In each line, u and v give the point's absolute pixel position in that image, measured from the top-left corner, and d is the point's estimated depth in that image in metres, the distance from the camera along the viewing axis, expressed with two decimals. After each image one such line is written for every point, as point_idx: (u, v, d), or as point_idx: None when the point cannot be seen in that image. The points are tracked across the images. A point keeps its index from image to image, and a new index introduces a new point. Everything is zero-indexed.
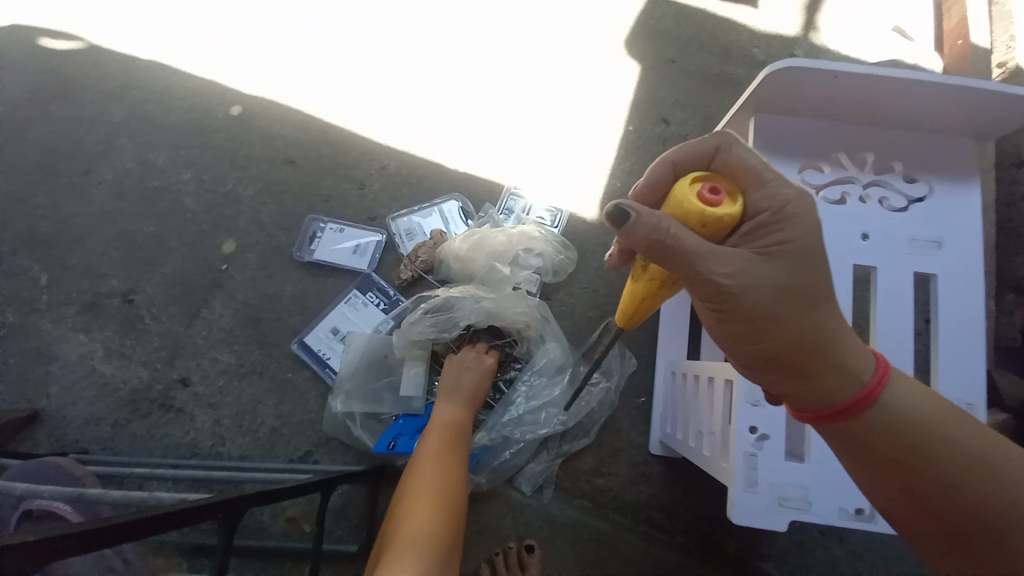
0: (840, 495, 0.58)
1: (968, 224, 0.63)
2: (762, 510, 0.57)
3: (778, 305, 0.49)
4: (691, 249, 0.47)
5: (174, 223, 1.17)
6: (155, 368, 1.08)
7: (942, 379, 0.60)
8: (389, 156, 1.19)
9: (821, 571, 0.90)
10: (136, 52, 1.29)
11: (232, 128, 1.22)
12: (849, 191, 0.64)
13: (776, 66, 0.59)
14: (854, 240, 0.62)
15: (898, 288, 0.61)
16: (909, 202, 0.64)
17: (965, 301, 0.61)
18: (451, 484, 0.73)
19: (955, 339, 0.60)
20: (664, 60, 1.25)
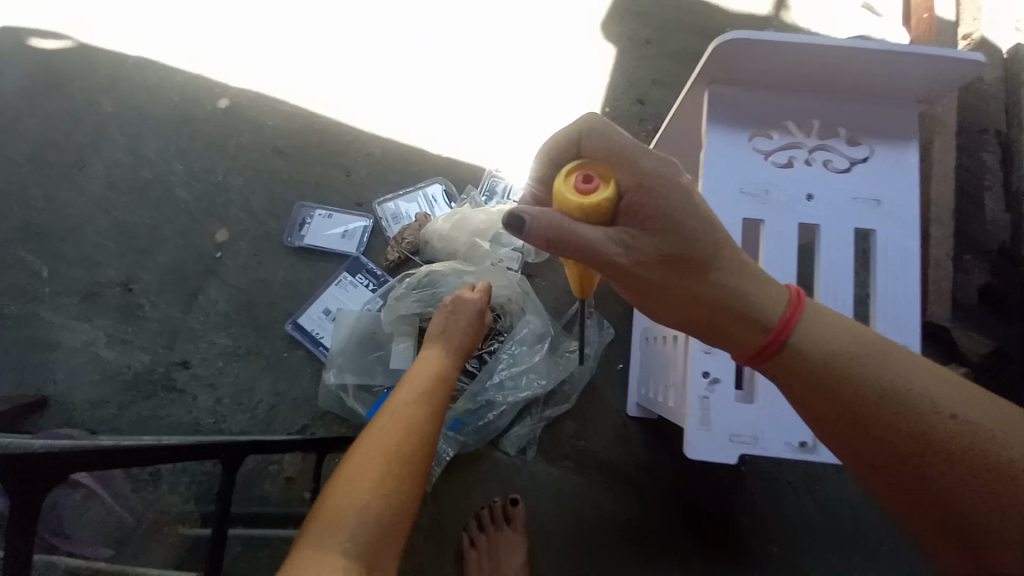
0: (786, 430, 0.64)
1: (907, 182, 0.68)
2: (715, 446, 0.63)
3: (674, 271, 0.54)
4: (590, 249, 0.51)
5: (168, 214, 1.22)
6: (157, 352, 1.13)
7: (881, 325, 0.65)
8: (375, 143, 1.23)
9: (792, 520, 0.96)
10: (124, 49, 1.32)
11: (221, 121, 1.26)
12: (796, 155, 0.69)
13: (726, 37, 0.62)
14: (799, 201, 0.67)
15: (839, 243, 0.67)
16: (852, 163, 0.68)
17: (902, 255, 0.66)
18: (420, 424, 0.68)
19: (893, 288, 0.65)
20: (641, 41, 1.28)
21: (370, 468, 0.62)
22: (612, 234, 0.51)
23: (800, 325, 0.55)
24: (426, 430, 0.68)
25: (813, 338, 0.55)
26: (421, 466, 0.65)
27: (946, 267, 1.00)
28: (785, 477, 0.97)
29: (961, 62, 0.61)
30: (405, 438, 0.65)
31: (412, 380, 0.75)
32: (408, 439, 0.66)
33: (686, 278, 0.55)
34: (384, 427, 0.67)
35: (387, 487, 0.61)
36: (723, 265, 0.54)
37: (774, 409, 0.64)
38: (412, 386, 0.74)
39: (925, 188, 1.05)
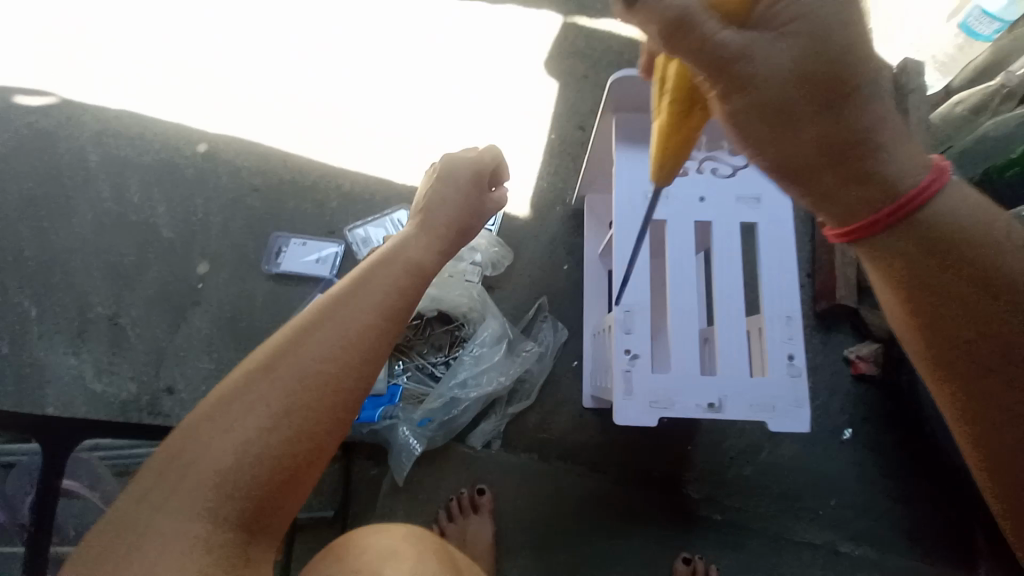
0: (697, 394, 0.76)
1: (781, 181, 0.82)
2: (638, 411, 0.75)
3: (799, 92, 0.43)
4: (721, 47, 0.42)
5: (151, 250, 1.31)
6: (144, 379, 1.22)
7: (768, 299, 0.78)
8: (344, 177, 1.35)
9: (734, 489, 1.07)
10: (107, 103, 1.44)
11: (200, 164, 1.38)
12: (689, 165, 0.83)
13: (615, 75, 0.79)
14: (694, 203, 0.82)
15: (729, 235, 0.81)
16: (736, 169, 0.83)
17: (782, 242, 0.80)
18: (296, 368, 0.51)
19: (775, 269, 0.79)
20: (580, 75, 1.42)
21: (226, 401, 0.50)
22: (744, 34, 0.42)
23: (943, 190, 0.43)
24: (311, 383, 0.50)
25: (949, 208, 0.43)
26: (295, 417, 0.50)
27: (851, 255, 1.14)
28: (727, 450, 1.08)
29: None
30: (284, 377, 0.50)
31: (308, 313, 0.54)
32: (287, 388, 0.50)
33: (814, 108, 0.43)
34: (257, 364, 0.52)
35: (247, 436, 0.48)
36: (867, 99, 0.42)
37: (686, 377, 0.76)
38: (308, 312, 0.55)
39: None
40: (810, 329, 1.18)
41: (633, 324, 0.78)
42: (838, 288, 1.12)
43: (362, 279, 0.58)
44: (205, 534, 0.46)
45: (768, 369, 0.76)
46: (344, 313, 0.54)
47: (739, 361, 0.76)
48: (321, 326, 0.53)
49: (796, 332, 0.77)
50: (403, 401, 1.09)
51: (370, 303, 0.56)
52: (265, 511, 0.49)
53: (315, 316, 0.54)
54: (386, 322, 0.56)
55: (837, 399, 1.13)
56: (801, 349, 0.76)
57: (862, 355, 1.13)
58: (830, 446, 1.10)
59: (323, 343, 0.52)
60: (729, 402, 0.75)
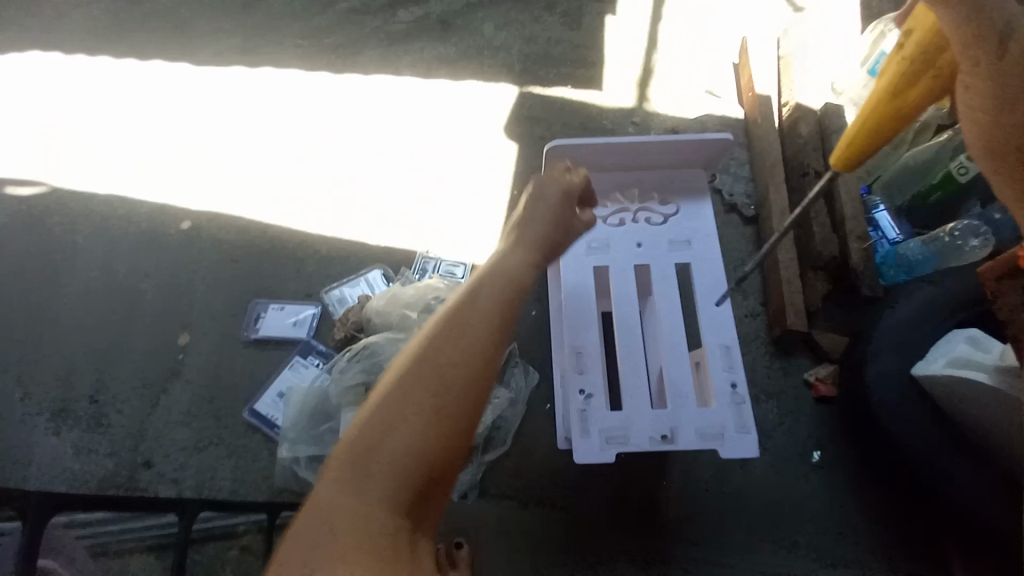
0: (649, 428, 0.81)
1: (707, 225, 0.94)
2: (595, 449, 0.80)
3: (1006, 88, 0.59)
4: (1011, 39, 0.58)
5: (133, 325, 1.35)
6: (123, 455, 1.23)
7: (707, 332, 0.86)
8: (321, 242, 1.43)
9: (712, 522, 1.08)
10: (96, 189, 1.53)
11: (183, 240, 1.45)
12: (625, 217, 0.95)
13: (552, 144, 0.91)
14: (632, 249, 0.93)
15: (666, 275, 0.91)
16: (666, 217, 0.95)
17: (713, 280, 0.89)
18: (446, 365, 0.62)
19: (709, 305, 0.88)
20: (537, 136, 1.55)
21: (385, 394, 0.61)
22: None
23: None
24: (450, 372, 0.62)
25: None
26: (447, 418, 0.60)
27: (797, 282, 1.21)
28: (700, 482, 1.11)
29: (717, 140, 0.89)
30: (427, 374, 0.62)
31: (434, 327, 0.66)
32: (433, 379, 0.61)
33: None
34: (401, 367, 0.63)
35: (409, 420, 0.59)
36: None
37: (637, 412, 0.82)
38: (430, 323, 0.67)
39: (769, 222, 1.31)
40: (768, 355, 1.23)
41: (585, 365, 0.85)
42: (788, 315, 1.19)
43: (471, 295, 0.69)
44: (388, 501, 0.57)
45: (714, 399, 0.82)
46: (469, 320, 0.65)
47: (686, 393, 0.83)
48: (454, 330, 0.65)
49: (735, 362, 0.84)
50: None
51: (482, 314, 0.67)
52: (431, 485, 0.60)
53: (440, 324, 0.66)
54: (502, 329, 0.67)
55: (802, 421, 1.17)
56: (741, 378, 0.83)
57: (821, 375, 1.18)
58: (801, 469, 1.13)
59: (456, 346, 0.63)
60: (680, 433, 0.81)
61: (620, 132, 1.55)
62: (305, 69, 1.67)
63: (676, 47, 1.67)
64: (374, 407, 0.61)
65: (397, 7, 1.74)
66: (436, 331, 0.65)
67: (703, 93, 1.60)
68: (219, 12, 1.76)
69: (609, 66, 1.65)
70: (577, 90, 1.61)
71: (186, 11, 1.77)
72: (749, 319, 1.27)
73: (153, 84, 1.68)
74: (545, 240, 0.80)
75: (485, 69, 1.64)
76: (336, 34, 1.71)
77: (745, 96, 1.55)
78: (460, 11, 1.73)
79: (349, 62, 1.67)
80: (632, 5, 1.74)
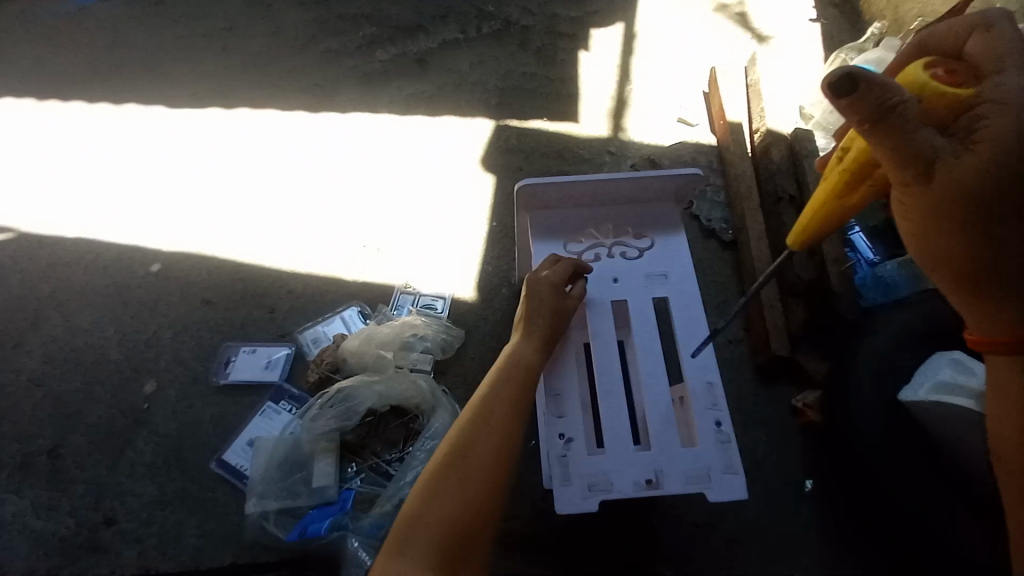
0: (633, 473, 0.80)
1: (681, 258, 0.96)
2: (578, 497, 0.78)
3: (932, 191, 0.58)
4: (927, 157, 0.56)
5: (98, 374, 1.29)
6: (83, 514, 1.15)
7: (690, 368, 0.86)
8: (296, 280, 1.40)
9: (706, 561, 1.05)
10: (65, 234, 1.50)
11: (153, 283, 1.41)
12: (600, 251, 0.97)
13: (522, 183, 0.94)
14: (609, 283, 0.94)
15: (644, 309, 0.92)
16: (641, 251, 0.97)
17: (691, 313, 0.91)
18: (476, 461, 0.69)
19: (687, 340, 0.88)
20: (514, 168, 1.55)
21: (420, 494, 0.67)
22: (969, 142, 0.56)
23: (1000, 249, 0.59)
24: (480, 468, 0.69)
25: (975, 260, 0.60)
26: (483, 487, 0.67)
27: (778, 306, 1.20)
28: (691, 520, 1.07)
29: (681, 176, 0.94)
30: (458, 473, 0.68)
31: (463, 427, 0.73)
32: (464, 475, 0.68)
33: (976, 163, 0.55)
34: (433, 468, 0.69)
35: (441, 518, 0.64)
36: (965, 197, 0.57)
37: (619, 457, 0.81)
38: (465, 414, 0.75)
39: (747, 247, 1.31)
40: (754, 383, 1.21)
41: (565, 408, 0.83)
42: (772, 340, 1.17)
43: (494, 391, 0.77)
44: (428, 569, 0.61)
45: (699, 439, 0.81)
46: (498, 406, 0.75)
47: (669, 434, 0.82)
48: (485, 419, 0.73)
49: (719, 399, 0.84)
50: (355, 507, 1.07)
51: (502, 410, 0.74)
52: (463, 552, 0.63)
53: (474, 413, 0.75)
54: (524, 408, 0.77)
55: (791, 451, 1.14)
56: (726, 415, 0.83)
57: (809, 402, 1.15)
58: (793, 502, 1.09)
59: (484, 444, 0.71)
60: (666, 477, 0.80)
61: (596, 162, 1.56)
62: (283, 108, 1.68)
63: (649, 79, 1.71)
64: (410, 508, 0.66)
65: (375, 46, 1.77)
66: (465, 430, 0.72)
67: (676, 122, 1.62)
68: (197, 54, 1.77)
69: (584, 98, 1.67)
70: (553, 122, 1.63)
71: (164, 54, 1.78)
72: (732, 346, 1.26)
73: (128, 126, 1.67)
74: (552, 327, 0.85)
75: (462, 104, 1.66)
76: (314, 73, 1.73)
77: (717, 123, 1.57)
78: (437, 50, 1.76)
79: (326, 100, 1.68)
80: (604, 40, 1.79)
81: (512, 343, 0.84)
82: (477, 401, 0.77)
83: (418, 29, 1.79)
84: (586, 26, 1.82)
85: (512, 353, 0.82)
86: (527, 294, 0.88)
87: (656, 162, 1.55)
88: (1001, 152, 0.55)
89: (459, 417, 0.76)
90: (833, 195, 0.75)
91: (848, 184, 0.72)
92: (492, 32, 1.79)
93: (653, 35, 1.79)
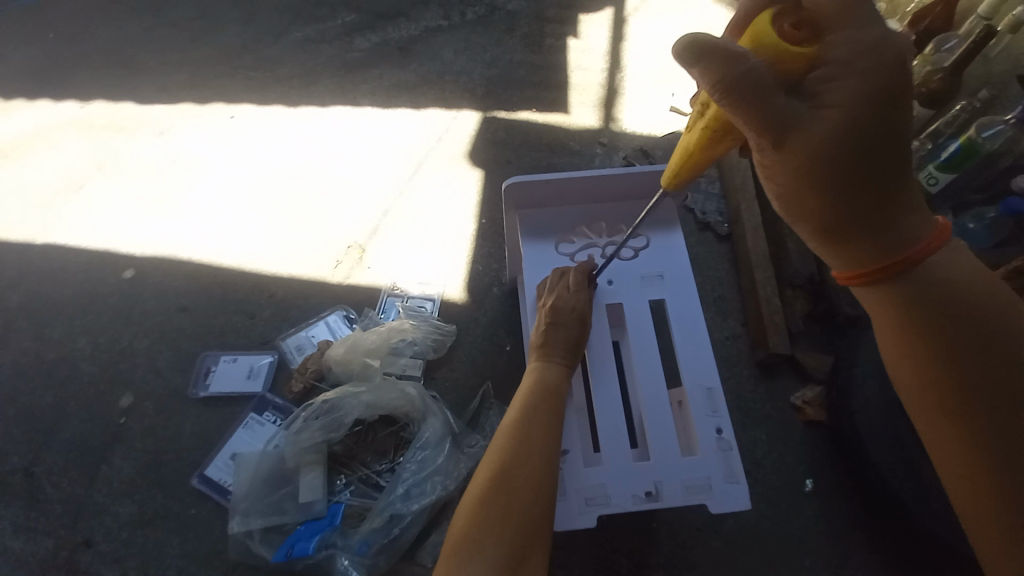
0: (631, 485, 0.78)
1: (677, 258, 0.93)
2: (575, 511, 0.76)
3: (802, 166, 0.52)
4: (789, 126, 0.51)
5: (72, 388, 1.23)
6: (61, 534, 1.10)
7: (688, 374, 0.84)
8: (277, 284, 1.34)
9: (703, 565, 1.03)
10: (33, 240, 1.42)
11: (126, 290, 1.34)
12: (593, 252, 0.95)
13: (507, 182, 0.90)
14: (603, 285, 0.92)
15: (640, 310, 0.90)
16: (636, 251, 0.94)
17: (688, 315, 0.88)
18: (523, 480, 0.67)
19: (686, 343, 0.86)
20: (503, 161, 1.49)
21: (466, 519, 0.65)
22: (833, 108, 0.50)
23: (891, 237, 0.52)
24: (531, 471, 0.68)
25: (870, 250, 0.53)
26: (539, 487, 0.67)
27: (776, 302, 1.17)
28: (692, 523, 1.05)
29: None
30: (504, 495, 0.66)
31: (503, 445, 0.71)
32: (509, 493, 0.66)
33: (831, 122, 0.50)
34: (480, 489, 0.67)
35: (494, 536, 0.63)
36: (837, 174, 0.51)
37: (618, 467, 0.79)
38: (504, 429, 0.74)
39: (743, 240, 1.26)
40: (752, 380, 1.18)
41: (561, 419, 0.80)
42: (769, 338, 1.14)
43: (527, 411, 0.75)
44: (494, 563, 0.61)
45: (700, 448, 0.80)
46: (539, 415, 0.74)
47: (669, 442, 0.81)
48: (526, 430, 0.72)
49: (719, 405, 0.82)
50: (344, 522, 1.04)
51: (542, 422, 0.74)
52: (526, 549, 0.63)
53: (514, 428, 0.73)
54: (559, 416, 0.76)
55: (792, 450, 1.11)
56: (726, 422, 0.81)
57: (807, 399, 1.14)
58: (794, 501, 1.07)
59: (533, 448, 0.70)
60: (665, 488, 0.78)
61: (587, 155, 1.51)
62: (259, 102, 1.60)
63: (640, 66, 1.65)
64: (450, 548, 0.63)
65: (354, 34, 1.68)
66: (506, 448, 0.70)
67: (669, 111, 1.57)
68: (166, 45, 1.68)
69: (574, 87, 1.62)
70: (542, 113, 1.57)
71: (131, 46, 1.69)
72: (729, 342, 1.22)
73: (97, 123, 1.58)
74: (575, 347, 0.83)
75: (447, 95, 1.60)
76: (289, 64, 1.65)
77: None
78: (419, 37, 1.68)
79: (304, 93, 1.61)
80: (593, 26, 1.73)
81: (535, 364, 0.82)
82: (508, 428, 0.73)
83: (399, 15, 1.71)
84: (574, 11, 1.75)
85: (538, 376, 0.80)
86: (550, 321, 0.84)
87: (649, 153, 1.50)
88: (851, 107, 0.49)
89: (497, 434, 0.74)
90: (702, 144, 0.64)
91: (714, 133, 0.63)
92: (476, 19, 1.71)
93: (642, 21, 1.74)
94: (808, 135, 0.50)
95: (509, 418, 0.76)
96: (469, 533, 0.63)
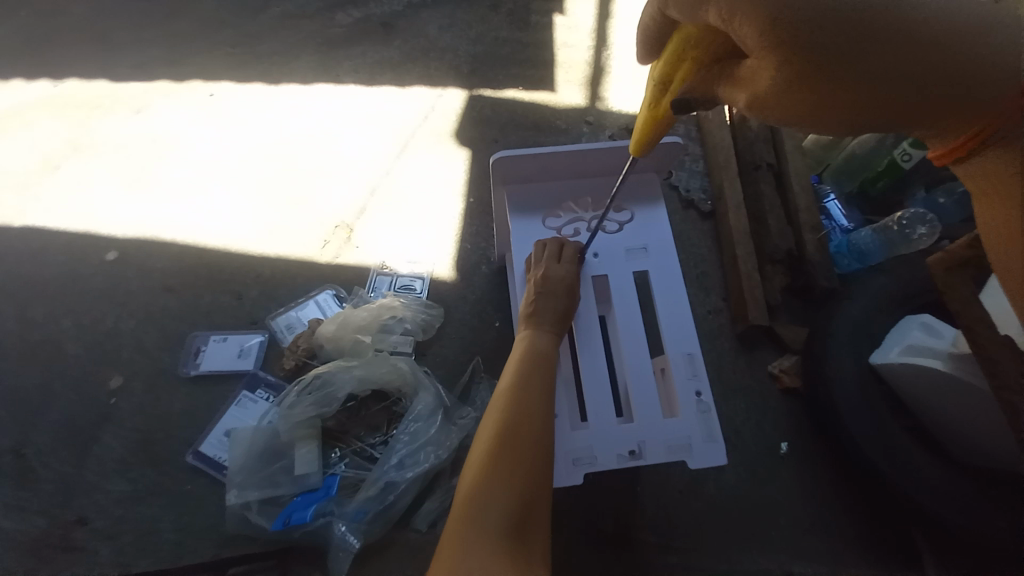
0: (615, 445, 0.82)
1: (660, 232, 0.95)
2: (565, 470, 0.80)
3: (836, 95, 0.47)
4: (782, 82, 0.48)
5: (59, 369, 1.23)
6: (54, 513, 1.11)
7: (670, 342, 0.87)
8: (263, 264, 1.33)
9: (684, 524, 1.08)
10: (11, 221, 1.39)
11: (109, 272, 1.33)
12: (580, 227, 0.97)
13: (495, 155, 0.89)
14: (589, 258, 0.94)
15: (626, 282, 0.93)
16: (621, 225, 0.96)
17: (669, 286, 0.91)
18: (524, 439, 0.71)
19: (670, 313, 0.89)
20: (489, 140, 1.50)
21: (477, 475, 0.68)
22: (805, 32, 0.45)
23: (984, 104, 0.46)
24: (531, 430, 0.72)
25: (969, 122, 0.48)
26: (544, 443, 0.71)
27: (756, 275, 1.21)
28: (674, 486, 1.11)
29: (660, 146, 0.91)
30: (509, 452, 0.69)
31: (504, 408, 0.74)
32: (514, 449, 0.69)
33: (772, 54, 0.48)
34: (486, 448, 0.71)
35: (501, 489, 0.66)
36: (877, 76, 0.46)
37: (604, 429, 0.83)
38: (502, 394, 0.77)
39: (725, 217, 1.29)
40: (731, 352, 1.23)
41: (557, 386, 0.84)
42: (748, 311, 1.19)
43: (524, 376, 0.78)
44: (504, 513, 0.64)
45: (680, 410, 0.84)
46: (536, 377, 0.78)
47: (651, 406, 0.84)
48: (523, 395, 0.75)
49: (699, 369, 0.86)
50: (340, 492, 1.06)
51: (538, 385, 0.77)
52: (531, 501, 0.67)
53: (513, 393, 0.76)
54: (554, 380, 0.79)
55: (768, 418, 1.17)
56: (705, 385, 0.85)
57: (784, 367, 1.19)
58: (770, 464, 1.13)
59: (533, 408, 0.74)
60: (648, 448, 0.82)
61: (574, 133, 1.52)
62: (240, 80, 1.56)
63: (625, 44, 1.65)
64: (459, 511, 0.66)
65: (336, 9, 1.65)
66: (507, 411, 0.74)
67: None
68: (140, 20, 1.62)
69: (561, 64, 1.61)
70: (529, 91, 1.57)
71: (103, 20, 1.62)
72: (711, 316, 1.27)
73: (72, 99, 1.53)
74: (563, 318, 0.86)
75: (431, 72, 1.58)
76: (269, 40, 1.61)
77: None
78: (402, 12, 1.65)
79: (286, 70, 1.57)
80: (579, 3, 1.71)
81: (527, 333, 0.85)
82: (505, 395, 0.76)
83: None
84: None
85: (530, 344, 0.83)
86: (539, 291, 0.87)
87: None
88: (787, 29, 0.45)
89: (495, 399, 0.77)
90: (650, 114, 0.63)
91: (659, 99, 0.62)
92: None
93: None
94: (810, 69, 0.46)
95: (504, 386, 0.78)
96: (477, 489, 0.66)
